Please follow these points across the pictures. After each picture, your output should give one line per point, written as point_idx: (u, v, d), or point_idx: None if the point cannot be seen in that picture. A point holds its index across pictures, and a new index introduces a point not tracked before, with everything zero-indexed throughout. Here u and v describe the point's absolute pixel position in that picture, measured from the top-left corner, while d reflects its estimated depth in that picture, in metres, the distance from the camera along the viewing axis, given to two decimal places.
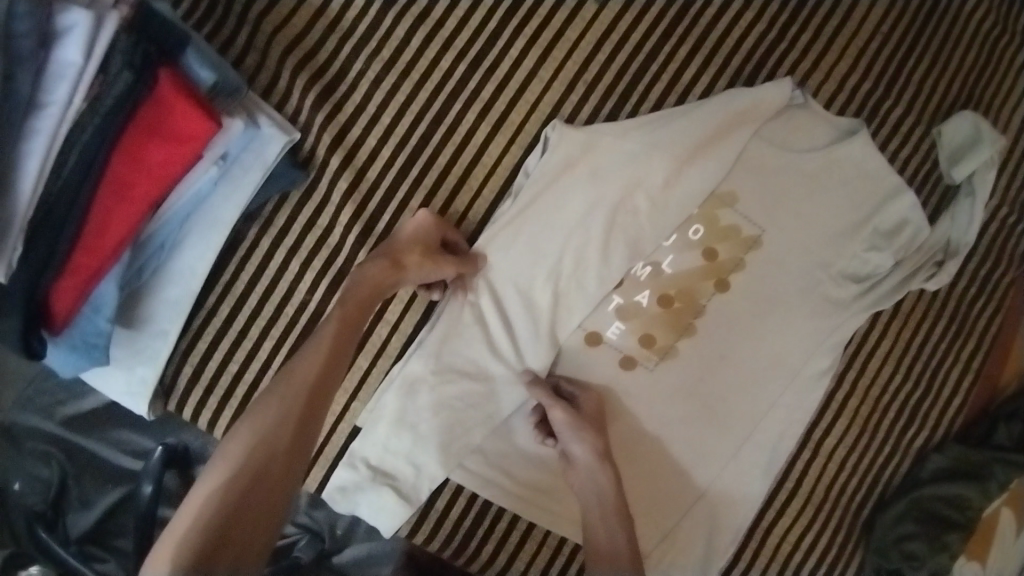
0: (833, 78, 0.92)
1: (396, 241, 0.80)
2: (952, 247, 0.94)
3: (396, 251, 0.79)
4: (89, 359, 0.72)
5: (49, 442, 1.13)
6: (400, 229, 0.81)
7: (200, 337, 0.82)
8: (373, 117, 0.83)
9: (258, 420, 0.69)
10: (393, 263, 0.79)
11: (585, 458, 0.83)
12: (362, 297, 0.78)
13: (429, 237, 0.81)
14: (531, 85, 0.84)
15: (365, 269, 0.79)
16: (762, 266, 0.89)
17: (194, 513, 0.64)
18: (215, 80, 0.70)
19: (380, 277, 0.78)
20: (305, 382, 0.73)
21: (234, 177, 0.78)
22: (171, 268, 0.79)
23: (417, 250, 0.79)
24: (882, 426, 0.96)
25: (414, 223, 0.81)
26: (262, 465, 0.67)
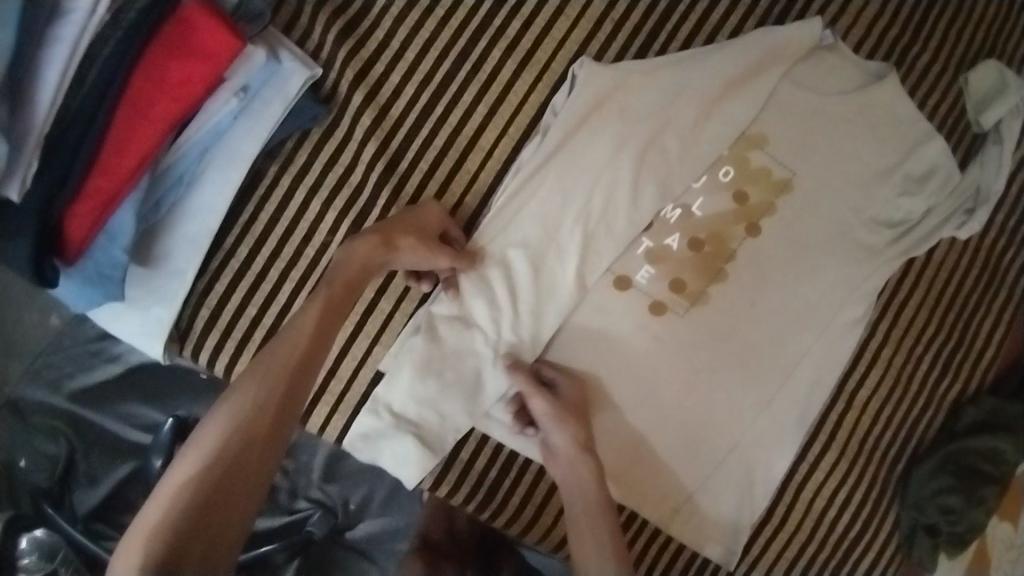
0: (860, 23, 0.90)
1: (392, 221, 0.77)
2: (983, 195, 0.91)
3: (390, 228, 0.76)
4: (104, 294, 0.69)
5: (55, 416, 1.09)
6: (400, 211, 0.79)
7: (218, 279, 0.78)
8: (396, 53, 0.80)
9: (233, 406, 0.65)
10: (386, 240, 0.75)
11: (565, 448, 0.79)
12: (348, 273, 0.74)
13: (429, 224, 0.78)
14: (558, 23, 0.83)
15: (355, 244, 0.75)
16: (794, 211, 0.87)
17: (168, 503, 0.59)
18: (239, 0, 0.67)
19: (370, 252, 0.74)
20: (283, 367, 0.68)
21: (255, 111, 0.75)
22: (187, 205, 0.76)
23: (413, 231, 0.77)
24: (915, 378, 0.93)
25: (417, 209, 0.79)
26: (237, 456, 0.62)
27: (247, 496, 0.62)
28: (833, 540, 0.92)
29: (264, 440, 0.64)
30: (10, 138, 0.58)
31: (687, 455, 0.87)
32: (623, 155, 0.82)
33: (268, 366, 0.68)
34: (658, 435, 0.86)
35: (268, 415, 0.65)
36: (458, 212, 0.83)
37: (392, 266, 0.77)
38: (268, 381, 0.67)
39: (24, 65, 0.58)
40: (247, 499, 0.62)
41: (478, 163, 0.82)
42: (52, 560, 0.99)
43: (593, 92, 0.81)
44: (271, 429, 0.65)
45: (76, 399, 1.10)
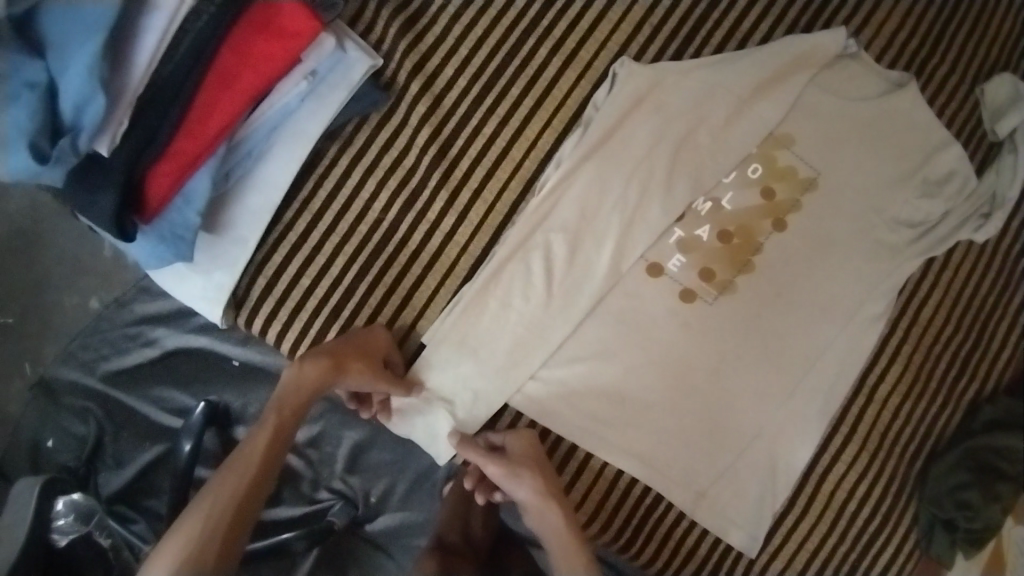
0: (882, 34, 0.96)
1: (341, 342, 0.80)
2: (998, 199, 0.97)
3: (338, 351, 0.79)
4: (174, 252, 0.76)
5: (91, 397, 1.13)
6: (353, 331, 0.83)
7: (276, 249, 0.83)
8: (451, 49, 0.86)
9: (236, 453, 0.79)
10: (333, 364, 0.79)
11: (531, 500, 0.81)
12: (295, 391, 0.79)
13: (376, 348, 0.82)
14: (600, 25, 0.89)
15: (302, 365, 0.79)
16: (818, 208, 0.92)
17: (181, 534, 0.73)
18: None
19: (317, 374, 0.79)
20: (261, 439, 0.80)
21: (321, 94, 0.82)
22: (249, 181, 0.82)
23: (360, 357, 0.80)
24: (934, 376, 0.96)
25: (367, 332, 0.83)
26: (224, 514, 0.74)
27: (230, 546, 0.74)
28: (854, 535, 0.93)
29: (247, 497, 0.77)
30: (109, 94, 0.65)
31: (721, 437, 0.89)
32: (659, 147, 0.88)
33: (250, 440, 0.80)
34: (690, 417, 0.87)
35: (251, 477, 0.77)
36: (502, 197, 0.86)
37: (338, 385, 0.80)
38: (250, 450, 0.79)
39: (125, 29, 0.65)
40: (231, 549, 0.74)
41: (523, 151, 0.87)
42: (89, 521, 1.01)
43: (631, 88, 0.87)
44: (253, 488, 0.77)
45: (111, 382, 1.14)
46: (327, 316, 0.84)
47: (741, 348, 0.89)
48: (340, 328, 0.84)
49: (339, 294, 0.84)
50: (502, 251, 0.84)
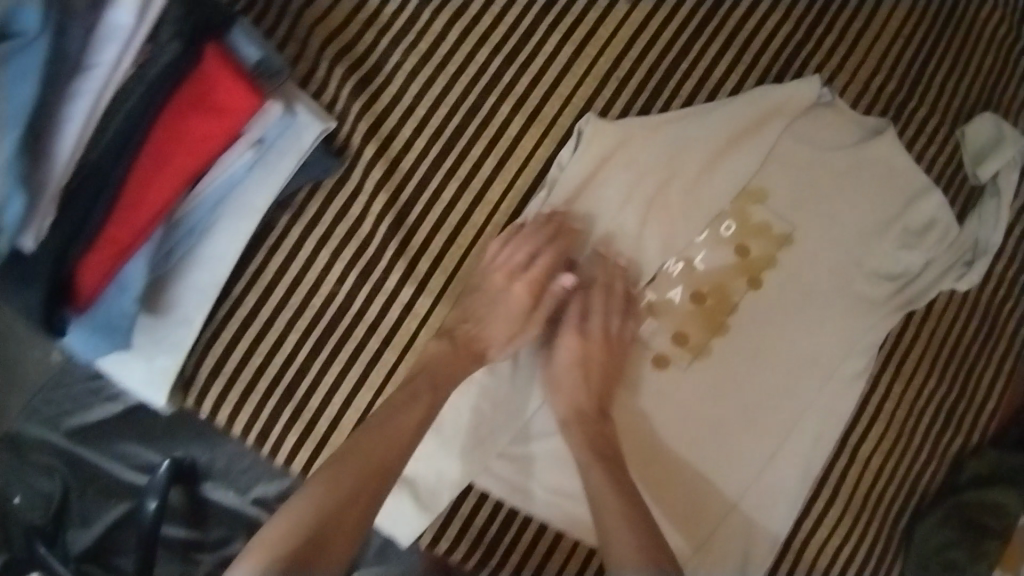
0: (858, 79, 0.93)
1: (486, 318, 0.81)
2: (981, 247, 0.94)
3: (485, 332, 0.81)
4: (112, 342, 0.71)
5: (51, 451, 1.00)
6: (486, 292, 0.81)
7: (224, 328, 0.79)
8: (408, 108, 0.82)
9: (387, 421, 0.74)
10: (474, 348, 0.80)
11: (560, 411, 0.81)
12: (438, 372, 0.78)
13: (519, 311, 0.82)
14: (564, 80, 0.85)
15: (444, 345, 0.79)
16: (794, 262, 0.89)
17: (319, 490, 0.69)
18: (259, 59, 0.68)
19: (463, 363, 0.79)
20: (410, 417, 0.75)
21: (268, 163, 0.77)
22: (194, 257, 0.77)
23: (505, 330, 0.81)
24: (917, 430, 0.93)
25: (507, 292, 0.81)
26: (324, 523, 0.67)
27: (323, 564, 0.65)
28: None
29: (353, 511, 0.69)
30: (29, 189, 0.60)
31: (708, 479, 0.86)
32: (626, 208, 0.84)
33: (398, 415, 0.75)
34: (669, 463, 0.85)
35: (362, 487, 0.70)
36: (462, 268, 0.83)
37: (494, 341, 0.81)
38: (363, 452, 0.72)
39: (44, 116, 0.60)
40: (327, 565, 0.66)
41: (485, 215, 0.83)
42: None
43: (597, 144, 0.83)
44: (359, 498, 0.69)
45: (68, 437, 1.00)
46: (280, 397, 0.80)
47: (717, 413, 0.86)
48: (294, 409, 0.80)
49: (293, 373, 0.80)
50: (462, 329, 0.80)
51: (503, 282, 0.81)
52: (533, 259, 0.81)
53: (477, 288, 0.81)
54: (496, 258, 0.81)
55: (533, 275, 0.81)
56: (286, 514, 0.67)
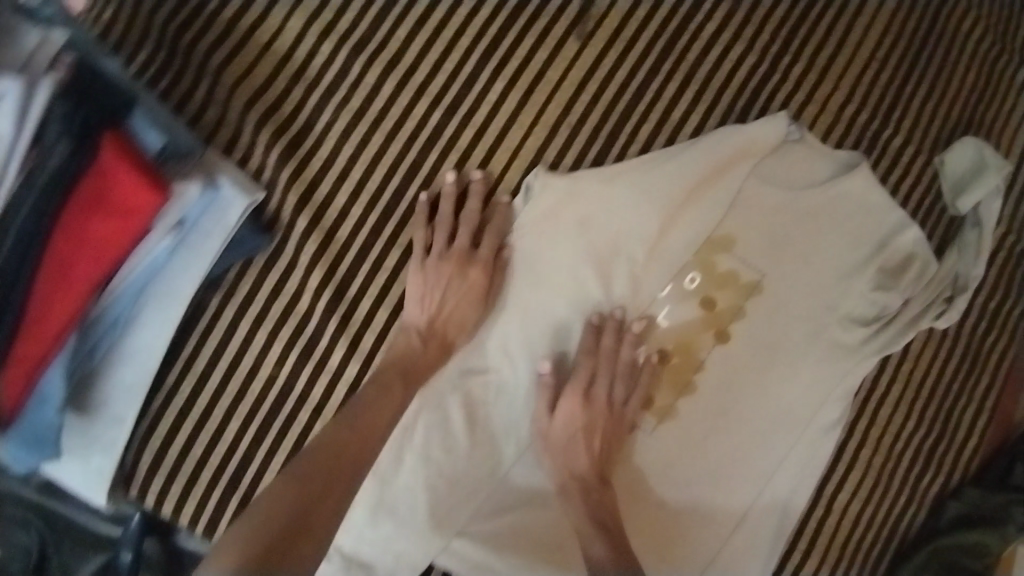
0: (828, 110, 0.87)
1: (445, 308, 0.76)
2: (961, 283, 0.89)
3: (449, 320, 0.77)
4: (42, 452, 0.69)
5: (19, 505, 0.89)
6: (443, 280, 0.76)
7: (161, 419, 0.77)
8: (343, 171, 0.77)
9: (363, 405, 0.73)
10: (439, 339, 0.77)
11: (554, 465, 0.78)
12: (406, 365, 0.75)
13: (479, 296, 0.77)
14: (510, 131, 0.80)
15: (414, 341, 0.76)
16: (761, 313, 0.85)
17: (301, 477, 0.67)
18: (163, 143, 0.66)
19: (431, 356, 0.76)
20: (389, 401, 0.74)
21: (192, 245, 0.72)
22: (124, 349, 0.74)
23: (469, 316, 0.77)
24: (896, 476, 0.90)
25: (463, 279, 0.76)
26: (303, 503, 0.66)
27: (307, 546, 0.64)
28: None
29: (332, 489, 0.68)
30: None
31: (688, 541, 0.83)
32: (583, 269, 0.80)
33: (374, 397, 0.74)
34: (657, 523, 0.82)
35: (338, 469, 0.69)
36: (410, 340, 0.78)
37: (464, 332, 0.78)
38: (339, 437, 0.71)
39: None
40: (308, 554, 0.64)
41: None
42: None
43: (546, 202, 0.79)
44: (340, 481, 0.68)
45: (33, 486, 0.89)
46: (225, 486, 0.77)
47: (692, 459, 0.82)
48: (241, 497, 0.78)
49: (237, 461, 0.77)
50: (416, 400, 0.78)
51: (456, 271, 0.76)
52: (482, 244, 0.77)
53: (431, 277, 0.76)
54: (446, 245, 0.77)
55: (482, 257, 0.77)
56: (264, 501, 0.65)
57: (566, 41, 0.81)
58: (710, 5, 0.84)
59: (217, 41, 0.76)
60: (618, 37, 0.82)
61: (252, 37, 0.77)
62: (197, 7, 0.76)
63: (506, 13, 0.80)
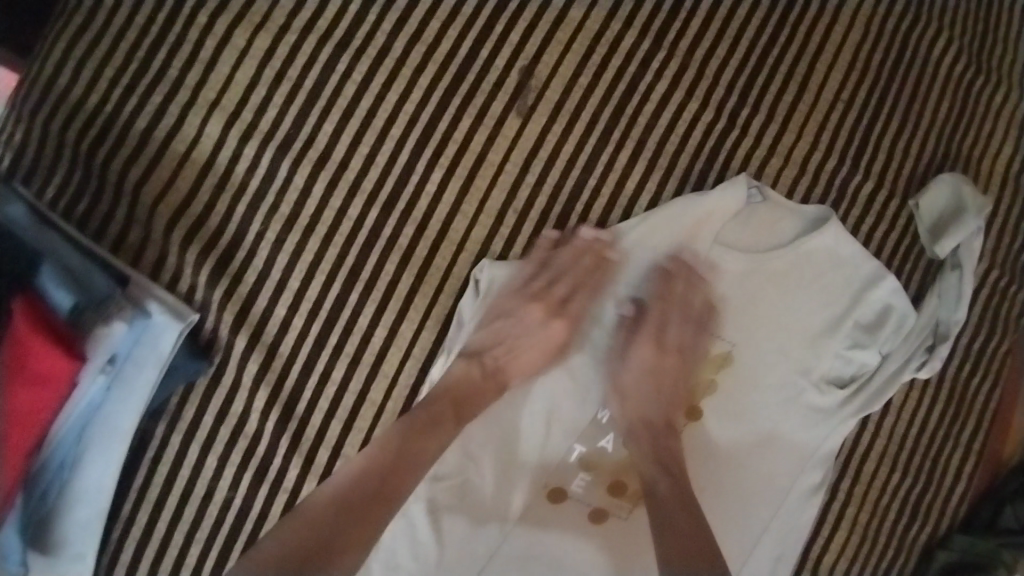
0: (792, 163, 0.83)
1: (518, 349, 0.77)
2: (942, 331, 0.84)
3: (517, 360, 0.77)
4: None
5: None
6: (524, 321, 0.77)
7: (121, 550, 0.75)
8: (279, 284, 0.73)
9: (418, 420, 0.72)
10: (500, 378, 0.76)
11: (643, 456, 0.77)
12: (466, 401, 0.74)
13: (554, 344, 0.78)
14: (455, 222, 0.76)
15: (475, 372, 0.75)
16: (733, 385, 0.81)
17: (350, 479, 0.69)
18: (74, 302, 0.63)
19: (490, 393, 0.75)
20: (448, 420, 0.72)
21: (130, 378, 0.70)
22: (77, 487, 0.73)
23: (535, 359, 0.77)
24: (883, 529, 0.88)
25: (543, 327, 0.77)
26: (330, 531, 0.66)
27: (345, 559, 0.65)
28: None
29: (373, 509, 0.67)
30: None
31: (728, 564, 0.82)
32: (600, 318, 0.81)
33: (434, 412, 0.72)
34: (722, 536, 0.82)
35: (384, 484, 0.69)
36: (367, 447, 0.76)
37: (533, 352, 0.77)
38: (391, 452, 0.70)
39: None
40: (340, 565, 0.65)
41: (383, 391, 0.76)
42: None
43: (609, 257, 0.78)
44: (383, 494, 0.68)
45: None
46: None
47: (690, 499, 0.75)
48: None
49: None
50: (446, 467, 0.76)
51: (541, 316, 0.78)
52: (572, 297, 0.78)
53: (510, 317, 0.77)
54: (541, 284, 0.78)
55: (570, 309, 0.79)
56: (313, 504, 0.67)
57: (507, 117, 0.76)
58: (659, 64, 0.79)
59: (131, 156, 0.72)
60: (562, 108, 0.77)
61: (168, 147, 0.72)
62: (107, 121, 0.71)
63: (440, 94, 0.75)
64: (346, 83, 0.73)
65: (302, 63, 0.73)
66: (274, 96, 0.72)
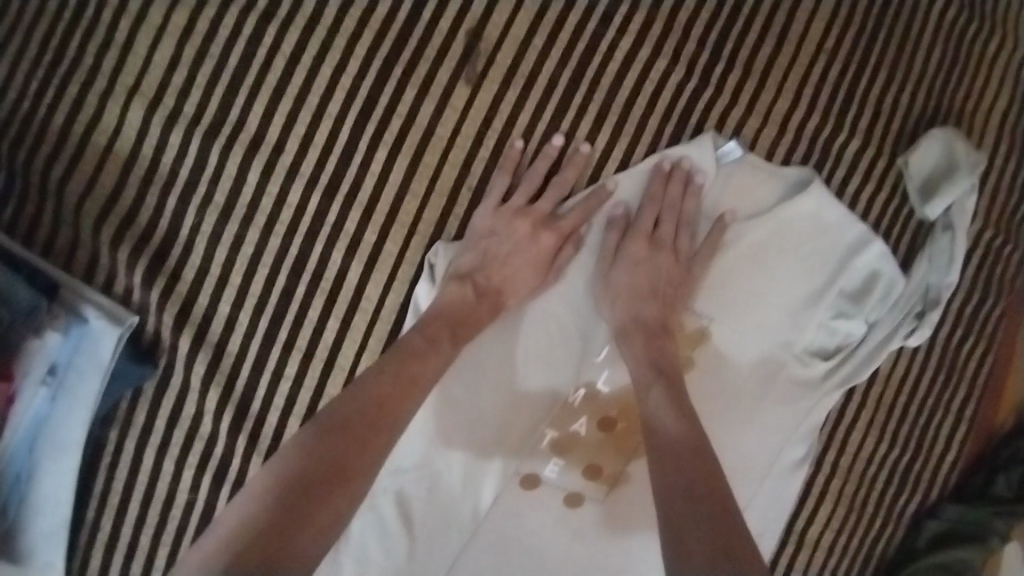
0: (771, 122, 0.77)
1: (508, 265, 0.73)
2: (933, 295, 0.79)
3: (510, 280, 0.73)
4: None
5: None
6: (512, 239, 0.72)
7: (88, 557, 0.74)
8: (221, 280, 0.69)
9: (404, 349, 0.68)
10: (495, 297, 0.73)
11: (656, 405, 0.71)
12: (462, 319, 0.71)
13: (545, 261, 0.73)
14: (405, 203, 0.71)
15: (467, 294, 0.71)
16: (711, 362, 0.78)
17: (321, 432, 0.64)
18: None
19: (484, 313, 0.72)
20: (442, 342, 0.70)
21: (73, 387, 0.68)
22: (36, 499, 0.71)
23: (530, 279, 0.73)
24: (870, 500, 0.86)
25: (533, 242, 0.72)
26: (297, 494, 0.60)
27: (307, 527, 0.58)
28: None
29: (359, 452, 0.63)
30: None
31: None
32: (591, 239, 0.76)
33: (421, 338, 0.69)
34: None
35: (360, 437, 0.64)
36: None
37: (533, 271, 0.73)
38: (373, 395, 0.66)
39: None
40: (305, 536, 0.58)
41: (340, 385, 0.72)
42: None
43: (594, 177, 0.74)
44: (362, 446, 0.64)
45: None
46: None
47: (694, 472, 0.66)
48: None
49: None
50: (412, 460, 0.74)
51: (530, 232, 0.72)
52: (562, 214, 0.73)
53: (498, 235, 0.72)
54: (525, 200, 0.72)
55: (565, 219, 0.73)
56: (290, 459, 0.62)
57: (456, 86, 0.70)
58: (622, 19, 0.72)
59: (53, 152, 0.68)
60: (516, 73, 0.71)
61: (90, 140, 0.67)
62: (25, 116, 0.68)
63: (380, 63, 0.69)
64: (275, 58, 0.67)
65: (226, 38, 0.67)
66: (198, 77, 0.67)
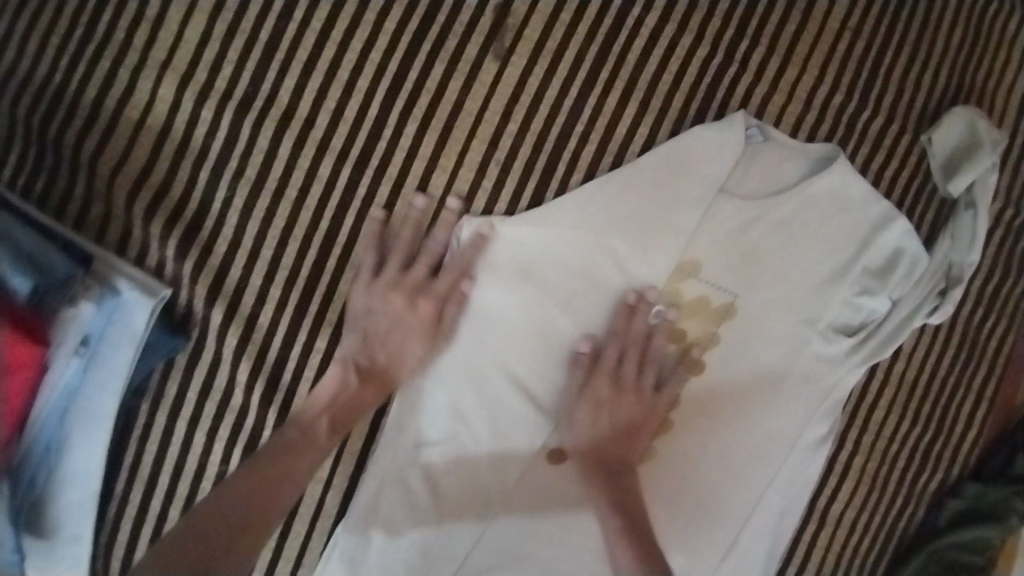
0: (795, 99, 0.77)
1: (390, 341, 0.71)
2: (956, 273, 0.80)
3: (398, 355, 0.71)
4: None
5: None
6: (390, 315, 0.71)
7: (117, 528, 0.74)
8: (252, 253, 0.70)
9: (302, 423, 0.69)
10: (377, 375, 0.71)
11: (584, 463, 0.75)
12: (343, 405, 0.71)
13: (427, 332, 0.71)
14: (434, 178, 0.71)
15: (349, 375, 0.71)
16: (736, 338, 0.78)
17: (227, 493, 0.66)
18: (33, 286, 0.61)
19: (370, 394, 0.71)
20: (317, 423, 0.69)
21: (105, 360, 0.68)
22: (65, 471, 0.71)
23: (417, 351, 0.72)
24: (892, 479, 0.86)
25: (410, 313, 0.71)
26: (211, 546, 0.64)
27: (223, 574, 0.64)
28: None
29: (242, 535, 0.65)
30: None
31: (733, 518, 0.80)
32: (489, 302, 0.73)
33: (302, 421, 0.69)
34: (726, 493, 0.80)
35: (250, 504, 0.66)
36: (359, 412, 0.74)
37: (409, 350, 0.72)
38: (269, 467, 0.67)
39: None
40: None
41: None
42: None
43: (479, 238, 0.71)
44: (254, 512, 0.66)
45: None
46: None
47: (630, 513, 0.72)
48: None
49: None
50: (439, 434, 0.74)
51: (405, 304, 0.70)
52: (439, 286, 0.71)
53: (377, 311, 0.70)
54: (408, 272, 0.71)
55: (436, 288, 0.71)
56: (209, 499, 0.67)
57: (484, 61, 0.71)
58: None
59: (84, 126, 0.68)
60: (543, 48, 0.72)
61: (122, 114, 0.68)
62: (57, 91, 0.68)
63: (409, 38, 0.69)
64: (305, 32, 0.68)
65: (257, 12, 0.67)
66: (229, 51, 0.67)
